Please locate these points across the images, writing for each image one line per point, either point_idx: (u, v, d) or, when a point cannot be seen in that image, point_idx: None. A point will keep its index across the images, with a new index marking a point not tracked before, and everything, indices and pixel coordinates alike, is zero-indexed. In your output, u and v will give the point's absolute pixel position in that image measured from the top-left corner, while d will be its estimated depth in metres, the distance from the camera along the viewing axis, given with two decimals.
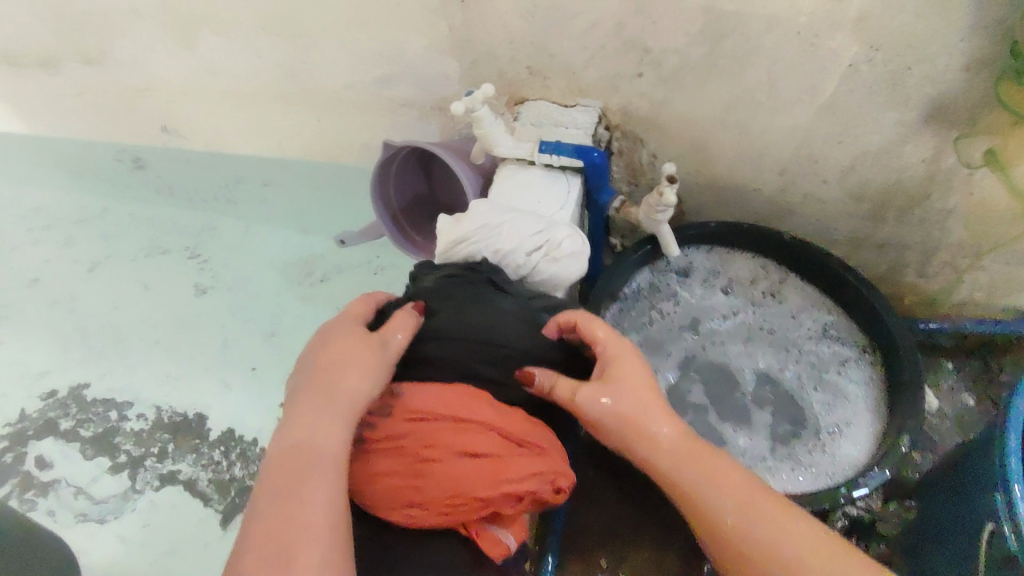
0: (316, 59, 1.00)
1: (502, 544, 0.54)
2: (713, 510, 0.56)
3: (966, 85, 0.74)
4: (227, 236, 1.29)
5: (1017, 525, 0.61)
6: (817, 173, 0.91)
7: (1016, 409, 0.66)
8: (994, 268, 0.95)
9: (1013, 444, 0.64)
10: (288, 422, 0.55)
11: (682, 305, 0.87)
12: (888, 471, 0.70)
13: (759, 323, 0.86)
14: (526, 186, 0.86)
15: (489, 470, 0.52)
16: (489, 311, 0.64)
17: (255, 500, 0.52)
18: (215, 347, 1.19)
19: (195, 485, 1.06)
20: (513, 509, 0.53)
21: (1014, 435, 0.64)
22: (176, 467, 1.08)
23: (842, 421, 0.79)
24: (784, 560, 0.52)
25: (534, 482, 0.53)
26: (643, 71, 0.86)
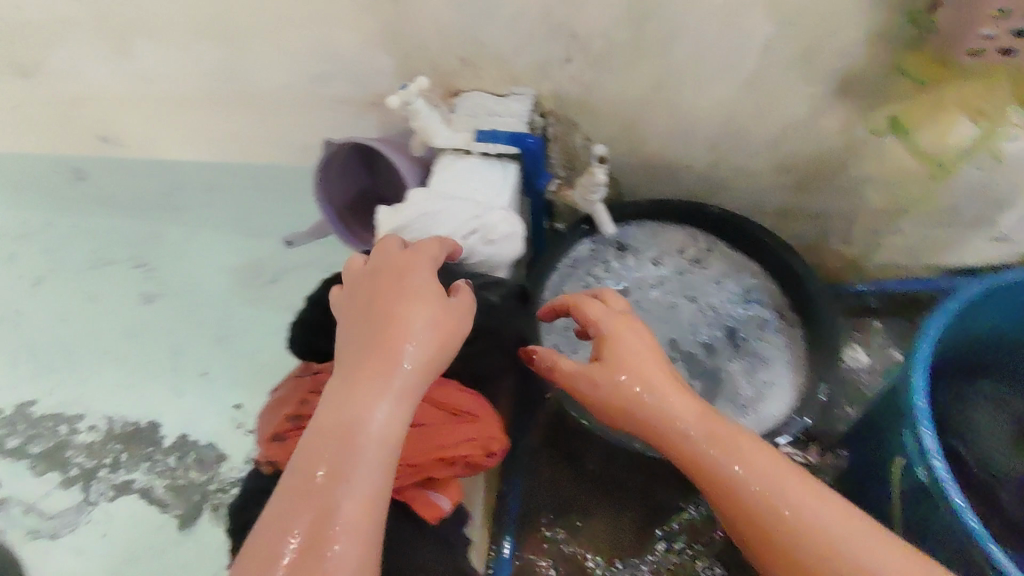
0: (252, 59, 0.99)
1: (436, 505, 0.63)
2: (745, 490, 0.59)
3: (870, 57, 0.79)
4: (172, 242, 1.27)
5: (928, 463, 0.66)
6: (743, 148, 0.95)
7: (920, 353, 0.70)
8: (911, 231, 1.02)
9: (919, 387, 0.69)
10: (341, 397, 0.55)
11: (610, 273, 0.88)
12: (807, 418, 0.75)
13: (687, 290, 0.88)
14: (464, 174, 0.87)
15: (428, 436, 0.62)
16: (429, 291, 0.67)
17: (310, 461, 0.53)
18: (166, 354, 1.18)
19: (150, 493, 1.07)
20: (447, 471, 0.63)
21: (919, 379, 0.69)
22: (130, 477, 1.09)
23: (762, 383, 0.82)
24: (824, 537, 0.56)
25: (467, 448, 0.63)
26: (571, 56, 0.88)
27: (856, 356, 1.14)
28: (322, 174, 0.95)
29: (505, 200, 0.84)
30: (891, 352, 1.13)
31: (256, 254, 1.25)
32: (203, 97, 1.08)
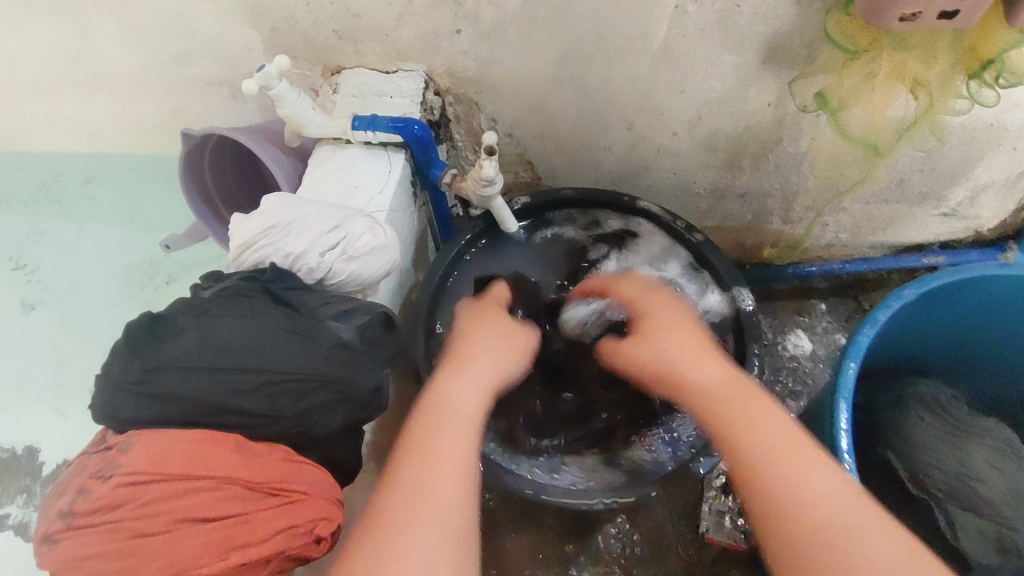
0: (98, 40, 0.81)
1: None
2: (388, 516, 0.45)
3: (800, 20, 0.67)
4: (52, 243, 1.11)
5: None
6: (666, 125, 0.84)
7: (845, 378, 0.60)
8: (854, 208, 0.94)
9: (844, 422, 0.59)
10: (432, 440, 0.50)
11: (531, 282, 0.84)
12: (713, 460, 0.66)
13: None
14: (340, 170, 0.75)
15: (222, 536, 0.42)
16: (243, 324, 0.48)
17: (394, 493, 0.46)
18: (49, 365, 1.06)
19: (27, 529, 0.98)
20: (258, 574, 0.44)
21: (845, 411, 0.60)
22: (3, 512, 0.99)
23: None
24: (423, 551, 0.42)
25: (279, 540, 0.44)
26: (460, 26, 0.74)
27: (798, 342, 1.04)
28: (190, 161, 0.81)
29: (387, 199, 0.73)
30: (838, 338, 1.04)
31: (148, 253, 1.09)
32: (51, 86, 0.89)
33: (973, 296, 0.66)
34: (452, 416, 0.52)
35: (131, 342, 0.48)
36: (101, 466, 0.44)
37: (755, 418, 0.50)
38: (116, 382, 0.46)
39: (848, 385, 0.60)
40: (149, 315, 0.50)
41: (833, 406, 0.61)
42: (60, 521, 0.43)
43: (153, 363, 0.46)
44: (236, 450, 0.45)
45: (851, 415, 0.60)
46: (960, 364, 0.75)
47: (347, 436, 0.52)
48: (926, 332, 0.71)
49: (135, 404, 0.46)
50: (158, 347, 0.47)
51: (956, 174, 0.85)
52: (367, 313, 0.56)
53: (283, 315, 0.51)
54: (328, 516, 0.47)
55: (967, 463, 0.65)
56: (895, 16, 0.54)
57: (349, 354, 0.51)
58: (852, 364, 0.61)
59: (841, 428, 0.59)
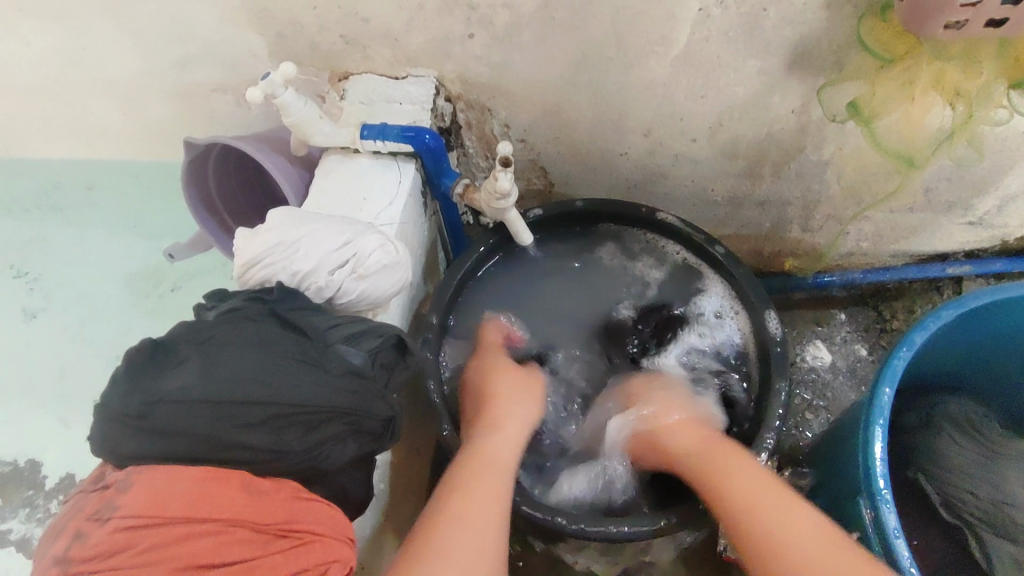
0: (97, 44, 0.78)
1: None
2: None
3: (830, 25, 0.64)
4: (53, 250, 1.08)
5: (886, 539, 0.54)
6: (684, 132, 0.81)
7: (880, 403, 0.57)
8: (878, 217, 0.91)
9: (881, 449, 0.56)
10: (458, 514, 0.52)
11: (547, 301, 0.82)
12: None
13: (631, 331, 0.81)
14: (349, 180, 0.72)
15: None
16: (250, 353, 0.46)
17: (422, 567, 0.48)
18: (51, 376, 1.03)
19: (29, 544, 0.96)
20: None
21: (881, 438, 0.57)
22: (5, 527, 0.97)
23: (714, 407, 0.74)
24: None
25: None
26: (473, 31, 0.71)
27: (817, 352, 1.02)
28: (193, 170, 0.79)
29: (397, 211, 0.70)
30: (858, 349, 1.01)
31: (151, 260, 1.06)
32: (51, 92, 0.87)
33: (1011, 316, 0.63)
34: (486, 476, 0.57)
35: (131, 371, 0.45)
36: (99, 507, 0.41)
37: (738, 489, 0.57)
38: (114, 413, 0.44)
39: (884, 411, 0.57)
40: (150, 341, 0.47)
41: (867, 433, 0.58)
42: (53, 568, 0.40)
43: (154, 394, 0.44)
44: (242, 489, 0.43)
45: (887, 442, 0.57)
46: (992, 384, 0.72)
47: (358, 466, 0.50)
48: (958, 351, 0.68)
49: (135, 437, 0.43)
50: (160, 376, 0.44)
51: (986, 183, 0.82)
52: (377, 336, 0.53)
53: (292, 341, 0.48)
54: (339, 557, 0.44)
55: (1002, 489, 0.62)
56: (938, 24, 0.51)
57: (360, 382, 0.49)
58: (888, 389, 0.58)
59: (877, 457, 0.56)
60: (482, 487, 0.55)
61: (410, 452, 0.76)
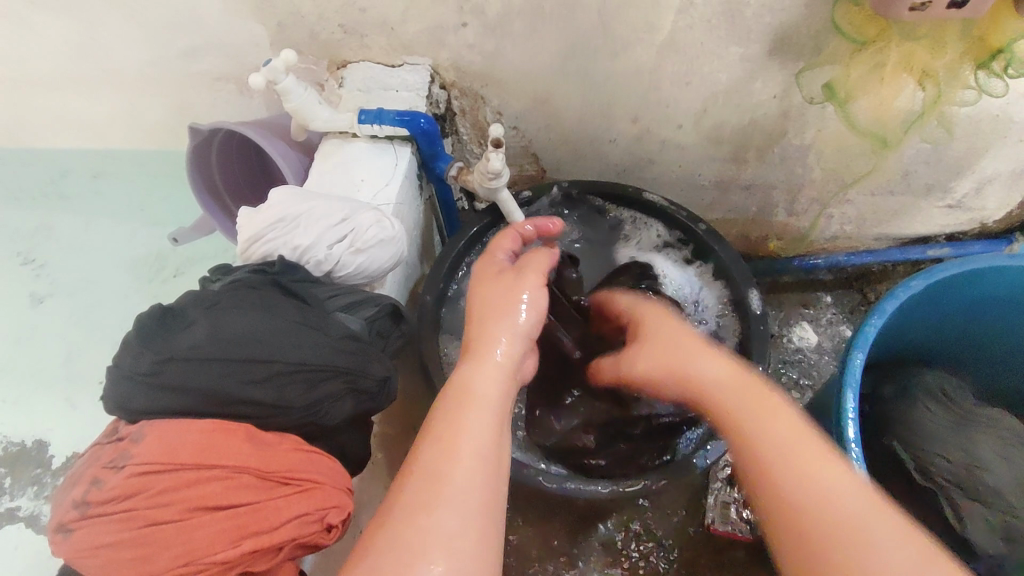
0: (104, 35, 0.81)
1: None
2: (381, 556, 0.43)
3: (806, 11, 0.67)
4: (60, 238, 1.11)
5: None
6: (671, 117, 0.84)
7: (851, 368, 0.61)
8: (860, 200, 0.94)
9: (851, 408, 0.60)
10: (441, 466, 0.47)
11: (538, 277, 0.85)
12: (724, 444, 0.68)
13: None
14: (347, 163, 0.75)
15: (233, 525, 0.43)
16: (253, 316, 0.49)
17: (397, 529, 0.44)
18: (58, 359, 1.06)
19: (38, 521, 0.99)
20: (270, 563, 0.45)
21: (851, 399, 0.60)
22: (14, 504, 1.00)
23: None
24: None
25: (291, 529, 0.44)
26: (466, 20, 0.74)
27: (803, 334, 1.04)
28: (198, 155, 0.82)
29: (393, 192, 0.73)
30: (843, 330, 1.04)
31: (156, 247, 1.09)
32: (58, 81, 0.90)
33: (980, 288, 0.66)
34: (477, 420, 0.51)
35: (142, 334, 0.48)
36: (114, 456, 0.44)
37: (753, 434, 0.48)
38: (127, 372, 0.47)
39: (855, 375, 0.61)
40: (162, 307, 0.50)
41: (840, 397, 0.61)
42: (73, 511, 0.43)
43: (164, 354, 0.47)
44: (247, 440, 0.45)
45: (856, 403, 0.60)
46: (965, 356, 0.75)
47: (356, 426, 0.53)
48: (932, 324, 0.71)
49: (147, 394, 0.46)
50: (169, 338, 0.47)
51: (962, 166, 0.85)
52: (374, 304, 0.56)
53: (293, 307, 0.51)
54: (337, 504, 0.47)
55: (973, 452, 0.65)
56: (905, 6, 0.54)
57: (357, 344, 0.51)
58: (859, 355, 0.61)
59: (848, 418, 0.59)
60: (461, 440, 0.49)
61: (407, 426, 0.79)
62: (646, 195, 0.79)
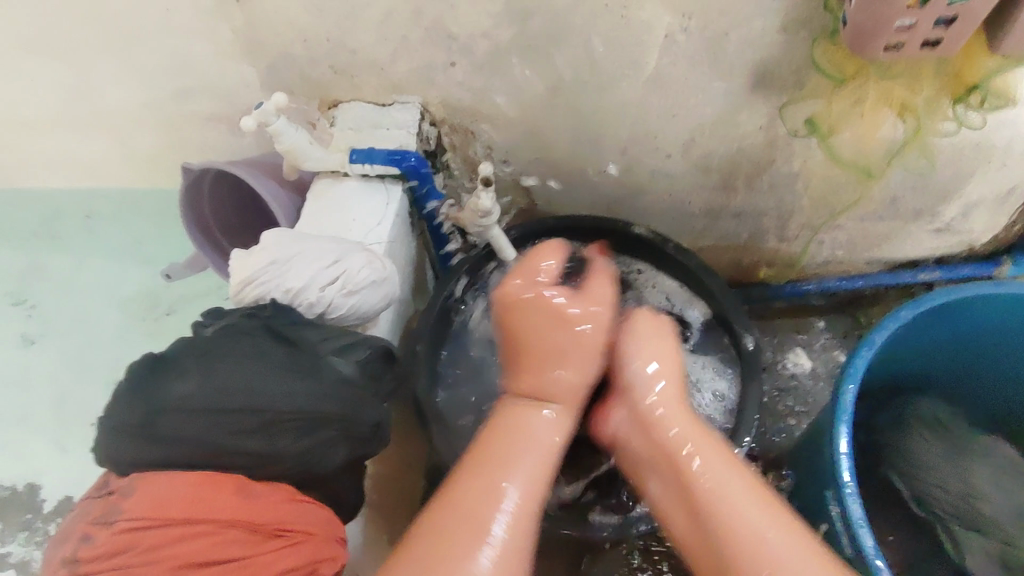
0: (97, 79, 0.82)
1: None
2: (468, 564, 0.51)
3: (787, 47, 0.68)
4: (52, 278, 1.11)
5: (852, 531, 0.58)
6: (659, 149, 0.85)
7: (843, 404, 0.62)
8: (849, 226, 0.95)
9: (845, 445, 0.61)
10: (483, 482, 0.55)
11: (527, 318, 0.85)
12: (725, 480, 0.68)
13: None
14: (340, 202, 0.76)
15: None
16: (245, 365, 0.49)
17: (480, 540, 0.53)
18: (50, 400, 1.06)
19: (29, 567, 0.97)
20: None
21: (846, 436, 0.61)
22: (5, 550, 0.99)
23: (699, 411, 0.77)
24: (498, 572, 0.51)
25: None
26: (454, 59, 0.76)
27: (797, 359, 1.05)
28: (191, 195, 0.83)
29: (385, 230, 0.73)
30: (837, 355, 1.05)
31: (148, 285, 1.09)
32: (50, 124, 0.90)
33: (969, 316, 0.67)
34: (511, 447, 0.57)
35: (134, 385, 0.48)
36: (105, 511, 0.44)
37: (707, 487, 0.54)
38: (119, 425, 0.47)
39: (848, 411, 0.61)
40: (153, 356, 0.50)
41: (834, 430, 0.62)
42: (64, 567, 0.43)
43: (156, 405, 0.47)
44: (238, 492, 0.45)
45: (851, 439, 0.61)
46: (958, 384, 0.76)
47: (348, 472, 0.52)
48: (924, 351, 0.72)
49: (139, 447, 0.46)
50: (160, 388, 0.47)
51: (947, 191, 0.86)
52: (367, 347, 0.57)
53: (285, 353, 0.51)
54: (328, 554, 0.48)
55: (971, 484, 0.65)
56: (881, 46, 0.55)
57: (349, 389, 0.51)
58: (851, 388, 0.62)
59: (842, 455, 0.60)
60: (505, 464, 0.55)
61: (402, 464, 0.78)
62: (636, 227, 0.79)
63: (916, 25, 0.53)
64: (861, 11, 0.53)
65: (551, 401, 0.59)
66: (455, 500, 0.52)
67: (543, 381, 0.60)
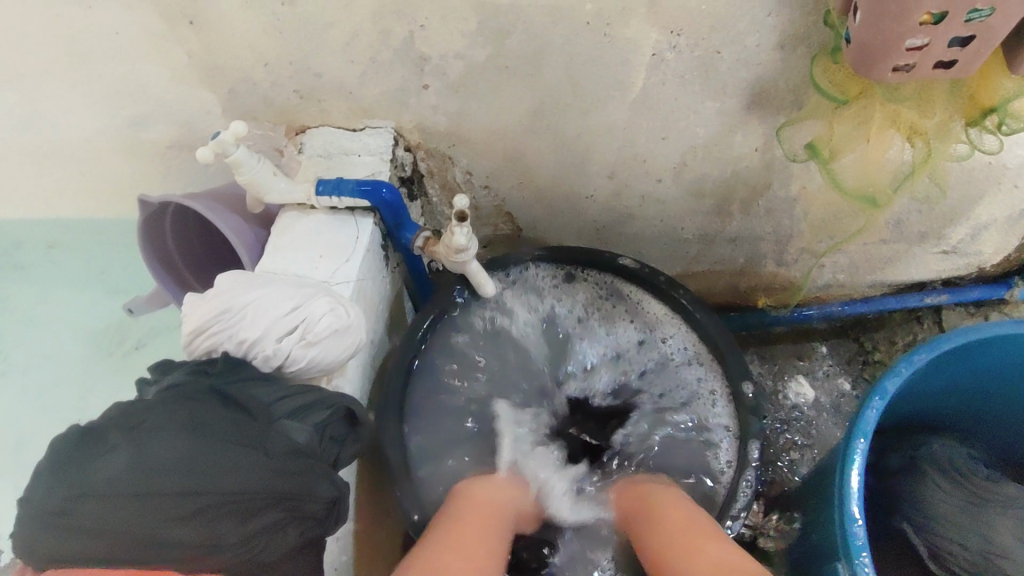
0: (47, 106, 0.77)
1: None
2: None
3: (785, 66, 0.63)
4: (15, 312, 1.05)
5: None
6: (650, 173, 0.79)
7: (854, 460, 0.56)
8: (852, 249, 0.89)
9: (856, 508, 0.55)
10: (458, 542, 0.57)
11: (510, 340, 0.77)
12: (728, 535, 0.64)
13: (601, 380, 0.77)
14: (305, 237, 0.70)
15: None
16: (184, 440, 0.44)
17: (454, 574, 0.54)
18: (9, 442, 1.00)
19: None
20: None
21: (857, 500, 0.55)
22: None
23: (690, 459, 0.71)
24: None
25: None
26: (427, 82, 0.70)
27: (800, 388, 0.99)
28: (151, 228, 0.78)
29: (354, 268, 0.68)
30: (841, 383, 0.99)
31: (115, 318, 1.04)
32: (3, 155, 0.85)
33: (986, 356, 0.62)
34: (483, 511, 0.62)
35: (57, 463, 0.43)
36: None
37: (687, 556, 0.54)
38: (37, 512, 0.41)
39: (858, 467, 0.56)
40: (83, 427, 0.45)
41: (843, 489, 0.56)
42: None
43: (78, 488, 0.41)
44: None
45: (862, 502, 0.55)
46: (973, 425, 0.70)
47: (304, 552, 0.47)
48: (937, 391, 0.67)
49: (56, 539, 0.40)
50: (85, 468, 0.42)
51: (956, 213, 0.81)
52: (326, 408, 0.51)
53: (232, 423, 0.46)
54: None
55: (992, 539, 0.60)
56: (888, 68, 0.50)
57: (301, 462, 0.46)
58: (861, 443, 0.57)
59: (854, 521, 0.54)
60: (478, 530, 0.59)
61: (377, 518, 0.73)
62: (623, 259, 0.74)
63: (927, 45, 0.48)
64: (867, 30, 0.47)
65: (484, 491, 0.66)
66: (458, 536, 0.58)
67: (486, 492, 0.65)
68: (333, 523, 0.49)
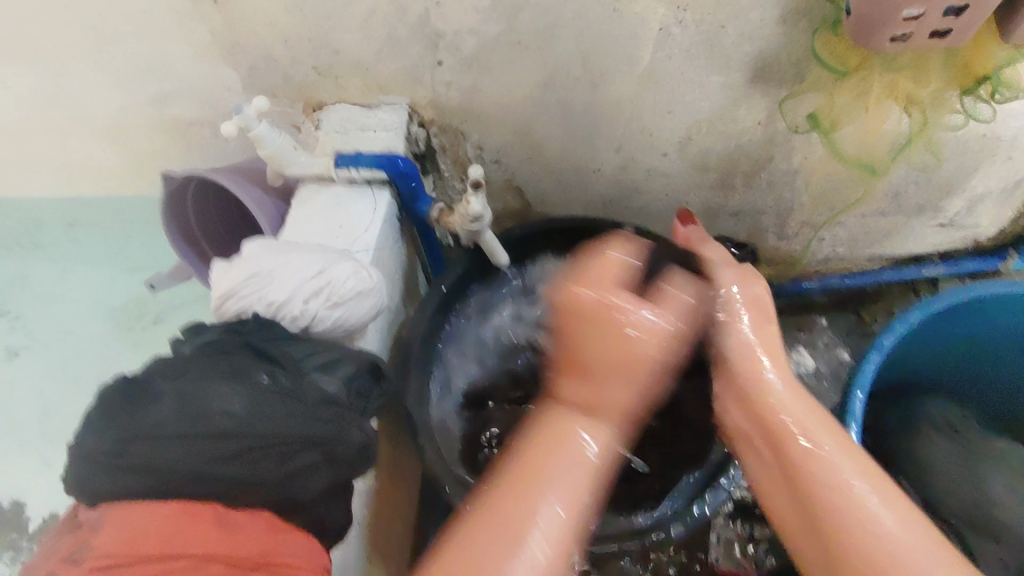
0: (74, 84, 0.79)
1: None
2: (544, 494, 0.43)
3: (787, 38, 0.66)
4: (37, 289, 1.08)
5: None
6: (655, 147, 0.82)
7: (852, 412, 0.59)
8: (851, 222, 0.92)
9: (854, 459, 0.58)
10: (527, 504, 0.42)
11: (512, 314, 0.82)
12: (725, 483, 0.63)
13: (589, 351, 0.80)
14: (324, 209, 0.73)
15: None
16: (224, 388, 0.47)
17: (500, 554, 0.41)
18: (34, 414, 1.03)
19: None
20: None
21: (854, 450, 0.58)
22: None
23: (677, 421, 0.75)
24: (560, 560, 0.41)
25: None
26: (441, 58, 0.73)
27: (800, 359, 1.03)
28: (173, 203, 0.80)
29: (372, 237, 0.71)
30: (841, 353, 1.03)
31: (134, 294, 1.07)
32: (27, 133, 0.87)
33: (979, 315, 0.65)
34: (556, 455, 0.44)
35: (106, 409, 0.45)
36: (72, 550, 0.40)
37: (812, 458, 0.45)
38: (88, 454, 0.44)
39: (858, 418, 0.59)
40: (126, 380, 0.48)
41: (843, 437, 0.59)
42: None
43: (126, 429, 0.44)
44: (215, 523, 0.42)
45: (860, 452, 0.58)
46: (968, 385, 0.73)
47: (334, 494, 0.50)
48: (932, 353, 0.70)
49: (108, 476, 0.43)
50: (132, 414, 0.45)
51: (951, 185, 0.84)
52: (352, 362, 0.54)
53: (267, 374, 0.50)
54: None
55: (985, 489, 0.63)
56: (886, 37, 0.53)
57: (333, 409, 0.50)
58: (859, 396, 0.59)
59: None
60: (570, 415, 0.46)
61: (394, 475, 0.76)
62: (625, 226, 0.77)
63: (924, 14, 0.50)
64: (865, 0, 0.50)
65: (613, 385, 0.46)
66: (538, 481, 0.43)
67: (590, 333, 0.47)
68: (360, 471, 0.52)
